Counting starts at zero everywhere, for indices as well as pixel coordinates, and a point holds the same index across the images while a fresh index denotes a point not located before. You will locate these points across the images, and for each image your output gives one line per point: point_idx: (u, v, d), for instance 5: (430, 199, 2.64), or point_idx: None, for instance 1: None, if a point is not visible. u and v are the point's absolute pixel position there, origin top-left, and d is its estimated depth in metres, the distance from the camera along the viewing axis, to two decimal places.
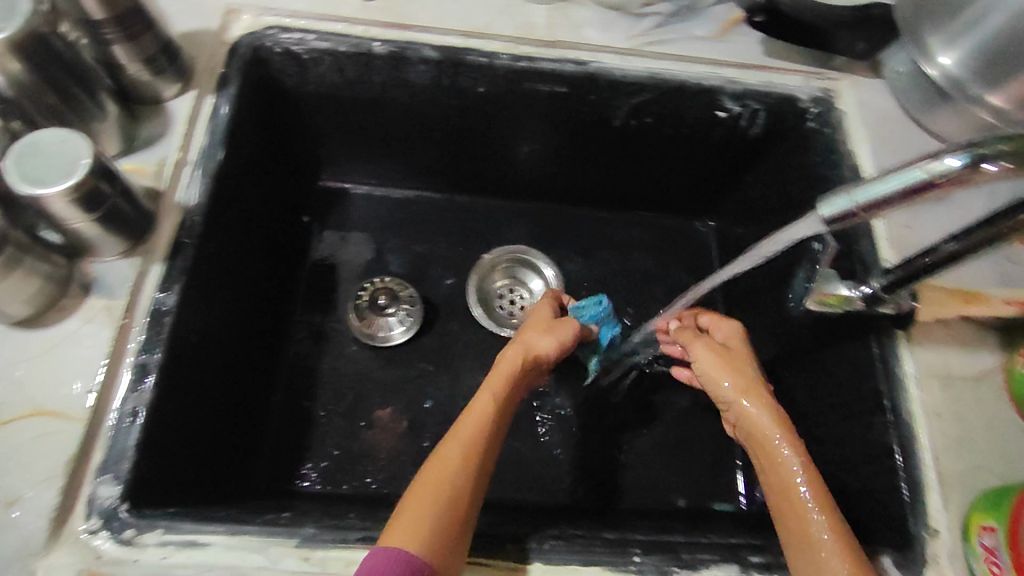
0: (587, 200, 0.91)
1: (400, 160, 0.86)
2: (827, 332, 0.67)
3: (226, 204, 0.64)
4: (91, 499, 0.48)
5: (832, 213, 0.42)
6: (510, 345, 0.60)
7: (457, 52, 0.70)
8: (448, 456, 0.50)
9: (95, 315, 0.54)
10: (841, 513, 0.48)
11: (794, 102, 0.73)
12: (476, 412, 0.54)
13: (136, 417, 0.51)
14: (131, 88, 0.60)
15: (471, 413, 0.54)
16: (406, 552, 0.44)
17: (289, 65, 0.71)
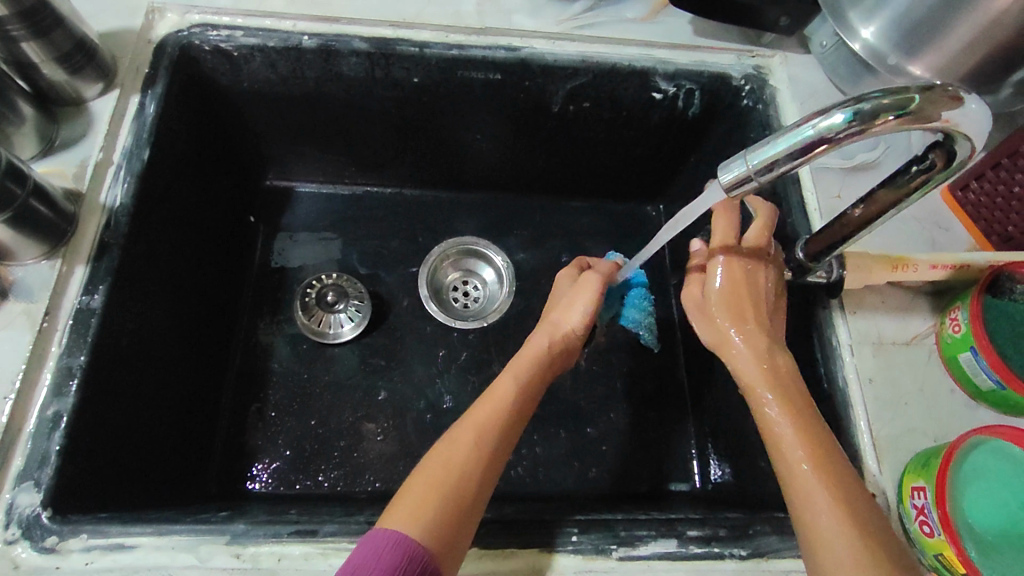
0: (536, 189, 0.91)
1: (344, 156, 0.85)
2: None
3: (155, 204, 0.63)
4: (9, 506, 0.47)
5: (730, 178, 0.42)
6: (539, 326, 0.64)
7: (387, 43, 0.70)
8: (460, 440, 0.50)
9: (15, 319, 0.53)
10: (846, 486, 0.45)
11: (727, 80, 0.73)
12: (498, 395, 0.54)
13: (57, 423, 0.50)
14: (51, 89, 0.60)
15: (490, 397, 0.54)
16: (404, 537, 0.43)
17: (220, 64, 0.70)
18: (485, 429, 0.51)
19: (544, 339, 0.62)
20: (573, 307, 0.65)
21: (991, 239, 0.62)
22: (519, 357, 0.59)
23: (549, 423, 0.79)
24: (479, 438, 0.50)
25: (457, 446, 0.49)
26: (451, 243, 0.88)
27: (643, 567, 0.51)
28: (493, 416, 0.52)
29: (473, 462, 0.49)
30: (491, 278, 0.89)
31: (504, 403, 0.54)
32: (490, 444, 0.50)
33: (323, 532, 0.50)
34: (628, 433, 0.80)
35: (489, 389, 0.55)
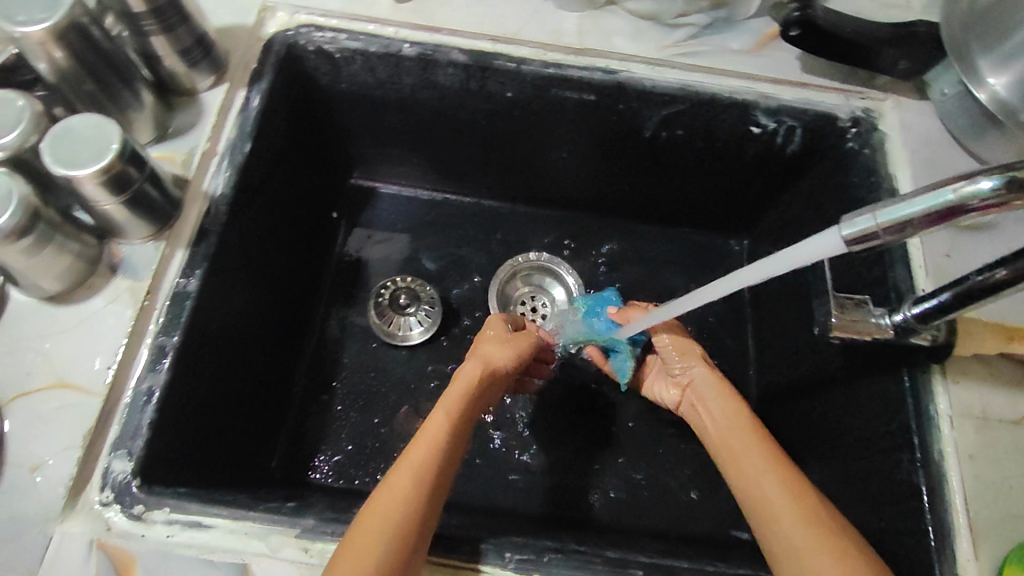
0: (616, 212, 0.90)
1: (428, 163, 0.86)
2: (860, 364, 0.61)
3: (253, 194, 0.66)
4: (105, 470, 0.48)
5: (854, 234, 0.40)
6: (469, 359, 0.59)
7: (485, 57, 0.71)
8: (398, 485, 0.46)
9: (120, 295, 0.54)
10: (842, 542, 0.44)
11: (832, 121, 0.71)
12: (427, 435, 0.50)
13: (151, 398, 0.51)
14: (169, 79, 0.63)
15: (421, 436, 0.50)
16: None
17: (322, 64, 0.72)
18: (417, 476, 0.47)
19: (468, 375, 0.57)
20: (504, 345, 0.61)
21: None
22: (446, 393, 0.55)
23: (609, 451, 0.78)
24: (415, 481, 0.47)
25: (392, 496, 0.46)
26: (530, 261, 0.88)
27: None
28: (414, 468, 0.48)
29: (405, 507, 0.45)
30: (562, 297, 0.87)
31: (437, 441, 0.50)
32: (427, 489, 0.47)
33: None
34: (690, 471, 0.77)
35: (415, 437, 0.51)
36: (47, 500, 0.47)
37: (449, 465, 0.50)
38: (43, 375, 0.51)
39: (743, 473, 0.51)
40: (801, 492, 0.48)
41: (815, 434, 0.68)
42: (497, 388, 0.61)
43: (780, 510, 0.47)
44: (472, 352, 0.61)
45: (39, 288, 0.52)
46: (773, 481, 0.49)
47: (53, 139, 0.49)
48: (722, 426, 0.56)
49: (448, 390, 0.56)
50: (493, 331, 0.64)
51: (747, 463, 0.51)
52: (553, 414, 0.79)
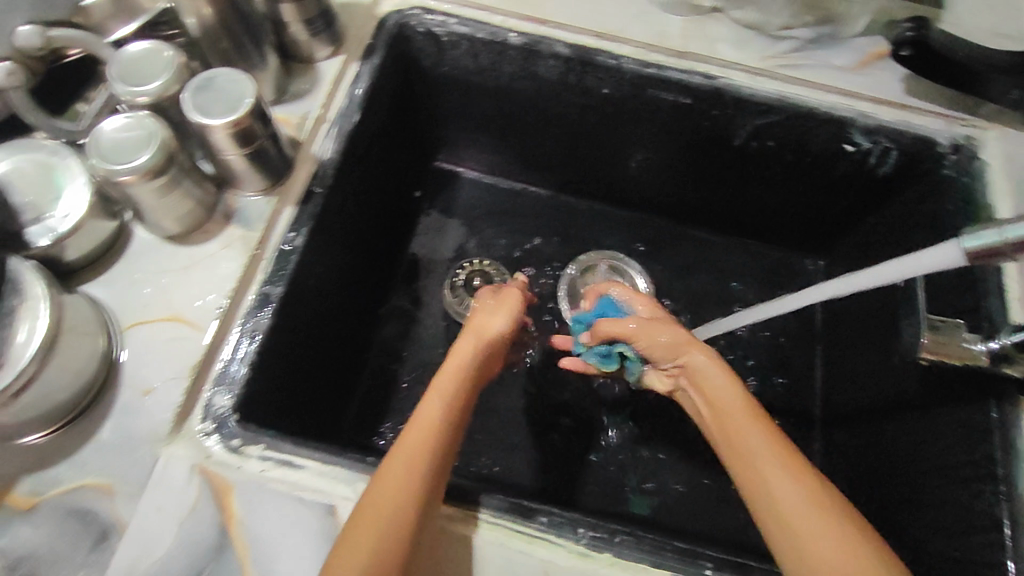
0: (692, 218, 0.91)
1: (514, 153, 0.89)
2: (937, 389, 0.61)
3: (355, 163, 0.68)
4: (207, 403, 0.51)
5: (975, 247, 0.41)
6: (462, 335, 0.55)
7: (587, 52, 0.72)
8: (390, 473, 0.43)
9: (233, 241, 0.57)
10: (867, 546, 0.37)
11: (931, 146, 0.69)
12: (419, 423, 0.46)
13: (253, 339, 0.54)
14: (292, 46, 0.66)
15: (416, 418, 0.46)
16: None
17: (428, 46, 0.75)
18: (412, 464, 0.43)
19: (465, 353, 0.53)
20: (499, 312, 0.57)
21: None
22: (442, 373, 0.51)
23: (666, 452, 0.79)
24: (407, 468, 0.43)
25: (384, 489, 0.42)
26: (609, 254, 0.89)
27: None
28: (408, 459, 0.44)
29: (398, 497, 0.42)
30: None
31: (432, 425, 0.46)
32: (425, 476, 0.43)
33: (468, 498, 0.50)
34: None
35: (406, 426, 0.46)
36: (156, 423, 0.50)
37: (444, 446, 0.46)
38: (159, 308, 0.54)
39: (743, 455, 0.44)
40: (804, 471, 0.42)
41: (884, 458, 0.67)
42: (497, 356, 0.58)
43: (785, 500, 0.40)
44: (463, 329, 0.56)
45: (162, 226, 0.56)
46: (771, 458, 0.43)
47: (195, 90, 0.53)
48: (721, 407, 0.49)
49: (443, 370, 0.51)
50: (485, 301, 0.59)
51: (748, 440, 0.45)
52: (585, 402, 0.81)
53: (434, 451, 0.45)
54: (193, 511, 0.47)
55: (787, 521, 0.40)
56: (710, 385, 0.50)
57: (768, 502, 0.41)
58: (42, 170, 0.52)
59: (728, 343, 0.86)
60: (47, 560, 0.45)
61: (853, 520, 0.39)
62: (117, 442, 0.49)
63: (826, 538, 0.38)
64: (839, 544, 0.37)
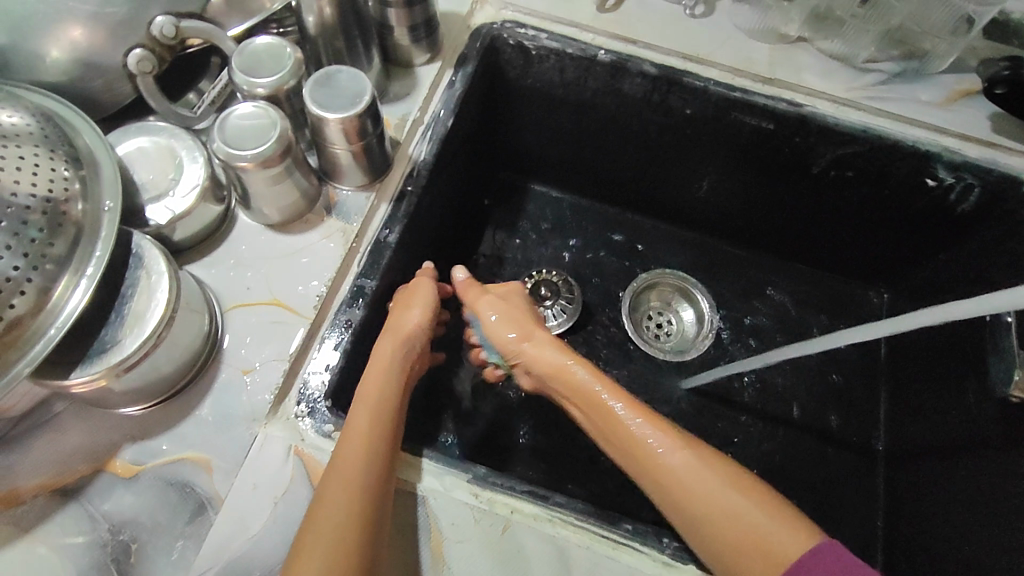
0: (756, 244, 0.91)
1: (584, 168, 0.90)
2: (1020, 429, 0.59)
3: (444, 166, 0.70)
4: (302, 387, 0.52)
5: None
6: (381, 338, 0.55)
7: (675, 72, 0.74)
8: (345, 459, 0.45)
9: (333, 233, 0.59)
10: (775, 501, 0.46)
11: (1017, 185, 0.69)
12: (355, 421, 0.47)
13: (348, 327, 0.55)
14: (394, 51, 0.68)
15: (359, 402, 0.49)
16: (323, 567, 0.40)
17: (517, 58, 0.77)
18: (361, 449, 0.46)
19: (385, 354, 0.53)
20: (411, 307, 0.57)
21: None
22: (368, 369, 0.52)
23: None
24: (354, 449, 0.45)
25: (346, 476, 0.44)
26: (681, 274, 0.91)
27: None
28: (353, 448, 0.46)
29: (360, 473, 0.44)
30: (691, 319, 0.90)
31: (379, 406, 0.49)
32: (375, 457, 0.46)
33: (553, 500, 0.50)
34: None
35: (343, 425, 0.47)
36: (252, 403, 0.51)
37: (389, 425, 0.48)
38: (261, 291, 0.56)
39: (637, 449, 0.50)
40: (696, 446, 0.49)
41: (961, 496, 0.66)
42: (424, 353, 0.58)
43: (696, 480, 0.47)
44: (381, 330, 0.56)
45: (268, 213, 0.57)
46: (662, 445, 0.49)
47: (316, 84, 0.55)
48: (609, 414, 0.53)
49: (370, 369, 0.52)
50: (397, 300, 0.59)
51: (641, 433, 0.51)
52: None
53: (388, 430, 0.48)
54: (287, 491, 0.47)
55: (689, 500, 0.46)
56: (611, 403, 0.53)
57: (664, 482, 0.48)
58: (163, 151, 0.54)
59: (790, 370, 0.85)
60: (148, 528, 0.47)
61: (739, 484, 0.46)
62: (214, 418, 0.50)
63: (728, 504, 0.45)
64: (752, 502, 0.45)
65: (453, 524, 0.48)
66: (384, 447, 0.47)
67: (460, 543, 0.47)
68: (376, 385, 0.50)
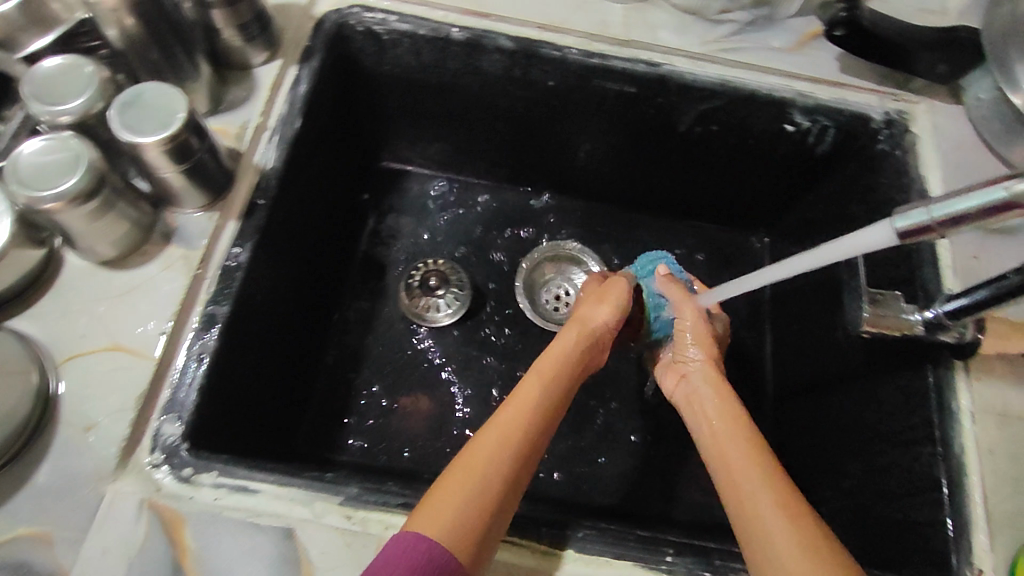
0: (643, 205, 0.92)
1: (463, 148, 0.88)
2: (882, 359, 0.65)
3: (298, 170, 0.66)
4: (155, 434, 0.50)
5: (907, 226, 0.42)
6: (568, 323, 0.63)
7: (531, 44, 0.71)
8: (486, 445, 0.50)
9: (174, 263, 0.55)
10: None
11: (866, 122, 0.72)
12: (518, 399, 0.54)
13: (201, 363, 0.52)
14: (224, 52, 0.63)
15: (531, 379, 0.56)
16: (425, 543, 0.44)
17: (369, 45, 0.73)
18: (523, 415, 0.53)
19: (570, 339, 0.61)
20: (600, 303, 0.65)
21: None
22: (548, 351, 0.60)
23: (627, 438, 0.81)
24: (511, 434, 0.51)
25: (504, 436, 0.51)
26: (568, 244, 0.90)
27: None
28: (515, 412, 0.53)
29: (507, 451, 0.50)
30: None
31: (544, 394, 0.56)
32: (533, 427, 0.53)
33: None
34: None
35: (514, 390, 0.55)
36: (99, 461, 0.48)
37: (540, 419, 0.54)
38: (97, 337, 0.52)
39: (726, 459, 0.51)
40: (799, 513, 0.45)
41: (839, 426, 0.70)
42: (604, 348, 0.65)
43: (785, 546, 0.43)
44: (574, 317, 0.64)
45: (95, 252, 0.53)
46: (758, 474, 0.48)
47: (123, 106, 0.50)
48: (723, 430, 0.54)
49: (550, 348, 0.60)
50: (591, 294, 0.67)
51: (744, 467, 0.49)
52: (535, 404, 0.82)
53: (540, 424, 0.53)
54: (143, 548, 0.45)
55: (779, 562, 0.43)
56: (711, 403, 0.58)
57: (758, 534, 0.45)
58: None
59: None
60: None
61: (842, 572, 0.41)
62: (57, 484, 0.47)
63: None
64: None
65: (323, 553, 0.47)
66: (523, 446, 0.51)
67: (332, 570, 0.47)
68: (549, 364, 0.58)
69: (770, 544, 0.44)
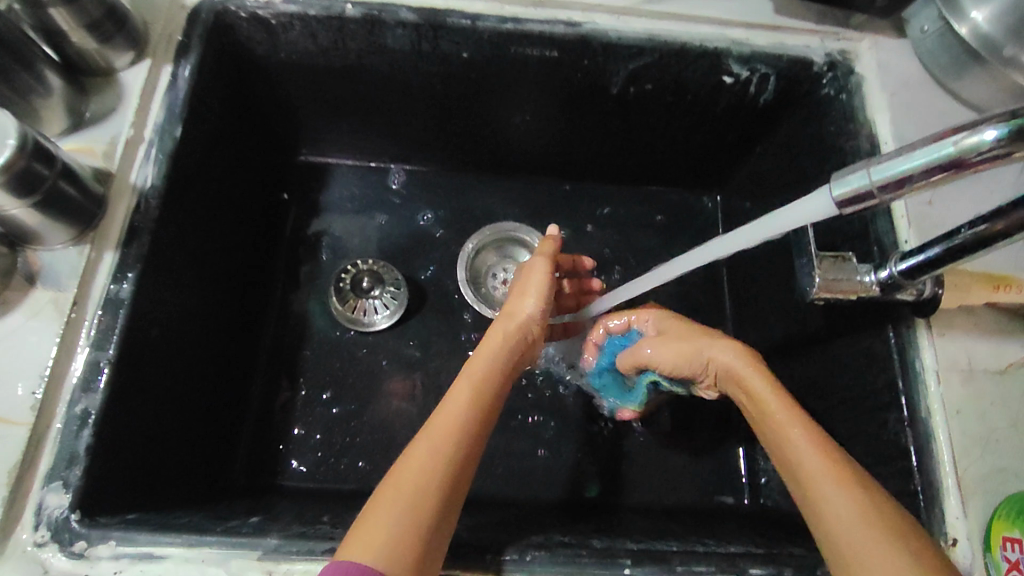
0: (586, 174, 0.86)
1: (385, 134, 0.81)
2: (841, 321, 0.61)
3: (188, 183, 0.59)
4: (38, 507, 0.44)
5: (845, 193, 0.37)
6: (497, 323, 0.57)
7: (436, 14, 0.64)
8: (418, 456, 0.45)
9: (41, 309, 0.49)
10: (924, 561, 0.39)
11: (808, 66, 0.67)
12: (452, 403, 0.49)
13: (85, 421, 0.47)
14: (78, 58, 0.54)
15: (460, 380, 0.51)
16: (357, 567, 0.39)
17: (256, 32, 0.64)
18: (458, 421, 0.47)
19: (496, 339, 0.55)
20: (525, 295, 0.59)
21: None
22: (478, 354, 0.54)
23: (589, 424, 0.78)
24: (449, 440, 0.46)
25: (436, 446, 0.45)
26: (509, 224, 0.83)
27: None
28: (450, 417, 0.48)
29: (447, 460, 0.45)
30: None
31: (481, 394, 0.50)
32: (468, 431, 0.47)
33: None
34: (677, 442, 0.75)
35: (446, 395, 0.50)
36: None
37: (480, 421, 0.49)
38: None
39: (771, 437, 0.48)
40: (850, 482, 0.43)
41: (803, 391, 0.67)
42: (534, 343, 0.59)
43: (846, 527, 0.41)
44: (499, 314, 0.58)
45: None
46: (814, 454, 0.45)
47: None
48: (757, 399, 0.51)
49: (480, 348, 0.55)
50: (513, 288, 0.61)
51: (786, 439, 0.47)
52: None
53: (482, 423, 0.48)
54: None
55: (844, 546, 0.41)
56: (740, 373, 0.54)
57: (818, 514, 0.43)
58: None
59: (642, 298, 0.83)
60: None
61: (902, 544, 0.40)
62: None
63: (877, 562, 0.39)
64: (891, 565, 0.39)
65: None
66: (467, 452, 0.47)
67: None
68: (482, 363, 0.52)
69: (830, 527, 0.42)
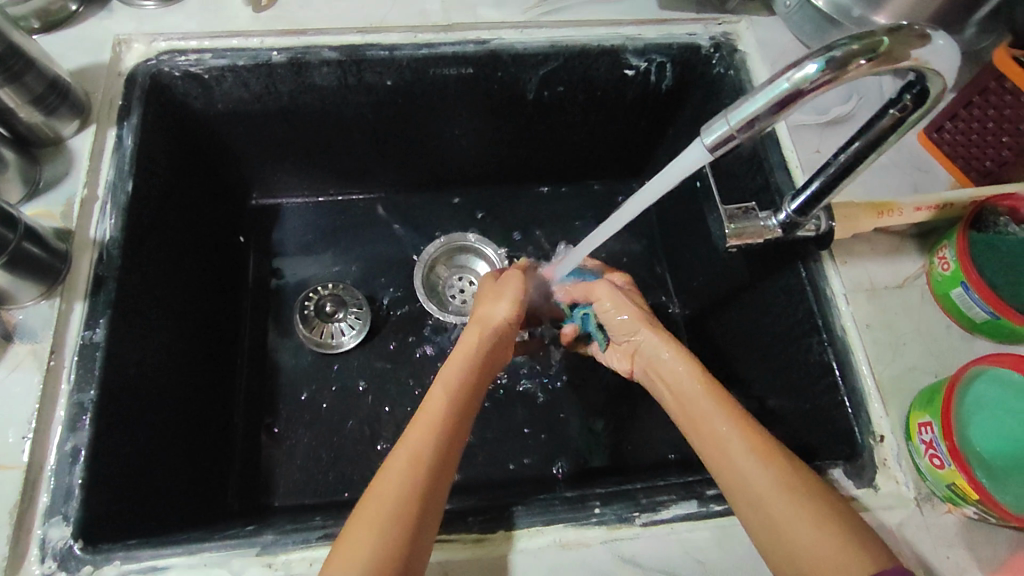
0: (520, 178, 0.93)
1: (327, 167, 0.86)
2: (760, 266, 0.67)
3: (144, 233, 0.63)
4: (41, 542, 0.47)
5: (714, 139, 0.43)
6: (469, 325, 0.63)
7: (356, 50, 0.70)
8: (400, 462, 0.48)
9: (22, 361, 0.52)
10: (826, 506, 0.45)
11: (697, 50, 0.74)
12: (430, 410, 0.52)
13: (77, 457, 0.50)
14: (28, 132, 0.59)
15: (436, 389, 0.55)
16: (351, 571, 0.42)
17: (193, 88, 0.70)
18: (437, 426, 0.51)
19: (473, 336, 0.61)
20: (498, 300, 0.65)
21: (970, 176, 0.64)
22: (450, 359, 0.58)
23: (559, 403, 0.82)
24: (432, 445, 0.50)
25: (417, 450, 0.49)
26: (458, 235, 0.88)
27: (667, 530, 0.51)
28: (428, 423, 0.51)
29: (428, 463, 0.48)
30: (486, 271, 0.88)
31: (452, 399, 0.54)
32: (445, 439, 0.51)
33: None
34: (640, 405, 0.80)
35: (422, 406, 0.53)
36: None
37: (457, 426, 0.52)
38: None
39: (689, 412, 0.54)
40: (762, 446, 0.49)
41: (742, 337, 0.73)
42: (508, 341, 0.64)
43: (761, 485, 0.47)
44: (473, 319, 0.64)
45: None
46: (727, 423, 0.51)
47: None
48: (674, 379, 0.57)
49: (454, 353, 0.59)
50: (489, 291, 0.67)
51: (706, 417, 0.52)
52: None
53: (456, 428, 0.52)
54: None
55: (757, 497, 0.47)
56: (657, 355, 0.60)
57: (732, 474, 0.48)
58: None
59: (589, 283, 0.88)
60: None
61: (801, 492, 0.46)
62: None
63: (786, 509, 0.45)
64: (801, 511, 0.45)
65: None
66: (446, 457, 0.50)
67: None
68: (455, 370, 0.57)
69: (743, 483, 0.48)
